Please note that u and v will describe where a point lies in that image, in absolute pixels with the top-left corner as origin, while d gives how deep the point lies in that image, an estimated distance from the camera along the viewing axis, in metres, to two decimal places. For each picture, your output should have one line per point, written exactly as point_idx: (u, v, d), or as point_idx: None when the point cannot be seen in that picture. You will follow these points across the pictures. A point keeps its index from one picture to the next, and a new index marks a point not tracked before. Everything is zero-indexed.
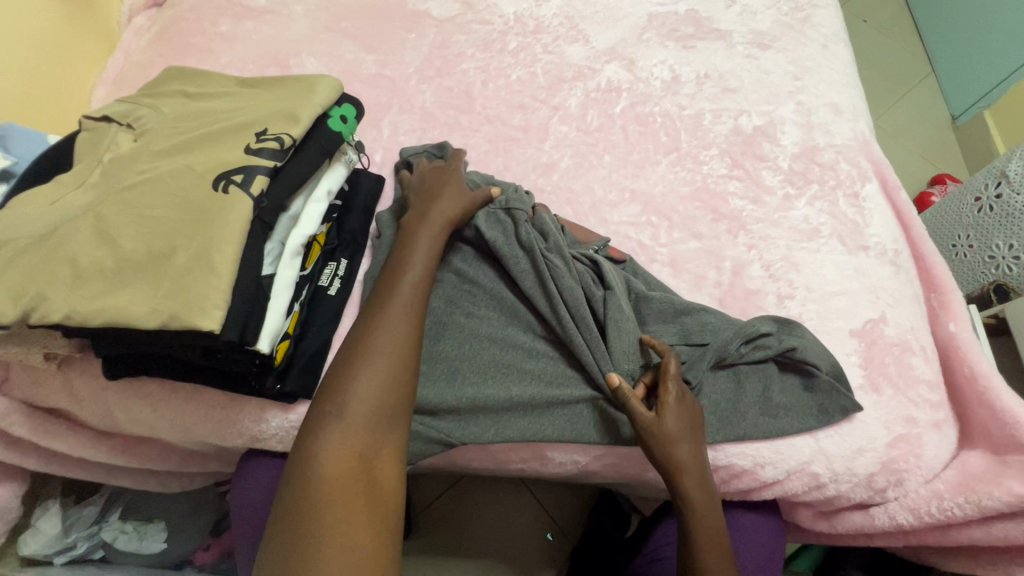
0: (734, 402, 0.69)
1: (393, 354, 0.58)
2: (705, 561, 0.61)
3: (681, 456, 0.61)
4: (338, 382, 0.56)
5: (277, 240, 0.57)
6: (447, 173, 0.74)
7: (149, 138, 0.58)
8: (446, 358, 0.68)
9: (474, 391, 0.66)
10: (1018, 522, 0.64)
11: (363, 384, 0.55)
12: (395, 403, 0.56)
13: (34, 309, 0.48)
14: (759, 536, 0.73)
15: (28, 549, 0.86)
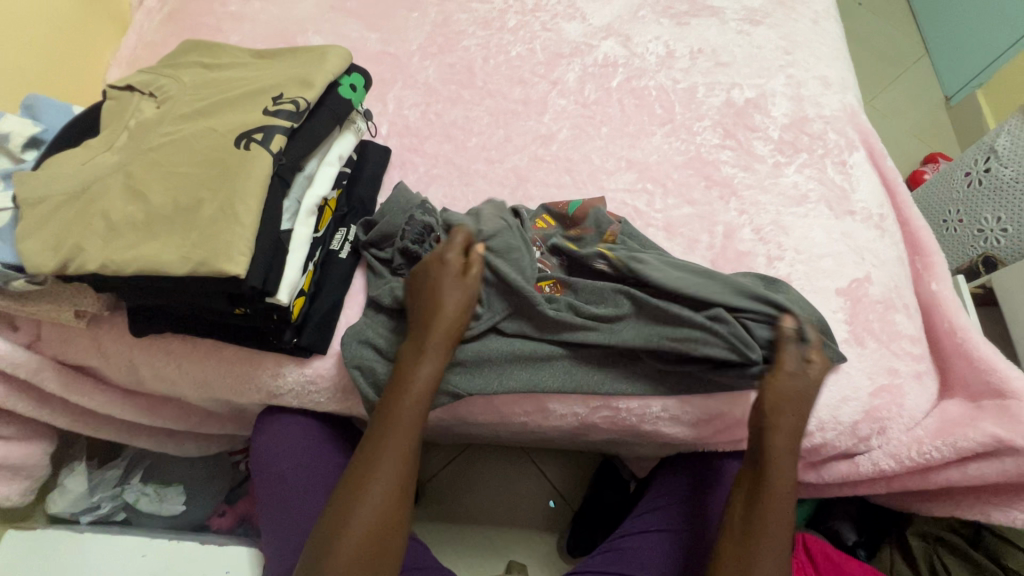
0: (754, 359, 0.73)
1: (395, 459, 0.61)
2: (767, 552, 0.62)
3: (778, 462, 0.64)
4: (344, 496, 0.59)
5: (293, 198, 0.61)
6: (437, 265, 0.67)
7: (170, 104, 0.61)
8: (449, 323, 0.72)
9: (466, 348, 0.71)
10: (992, 462, 0.68)
11: (371, 493, 0.59)
12: (392, 518, 0.59)
13: (72, 259, 0.52)
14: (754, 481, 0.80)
15: (57, 507, 0.92)
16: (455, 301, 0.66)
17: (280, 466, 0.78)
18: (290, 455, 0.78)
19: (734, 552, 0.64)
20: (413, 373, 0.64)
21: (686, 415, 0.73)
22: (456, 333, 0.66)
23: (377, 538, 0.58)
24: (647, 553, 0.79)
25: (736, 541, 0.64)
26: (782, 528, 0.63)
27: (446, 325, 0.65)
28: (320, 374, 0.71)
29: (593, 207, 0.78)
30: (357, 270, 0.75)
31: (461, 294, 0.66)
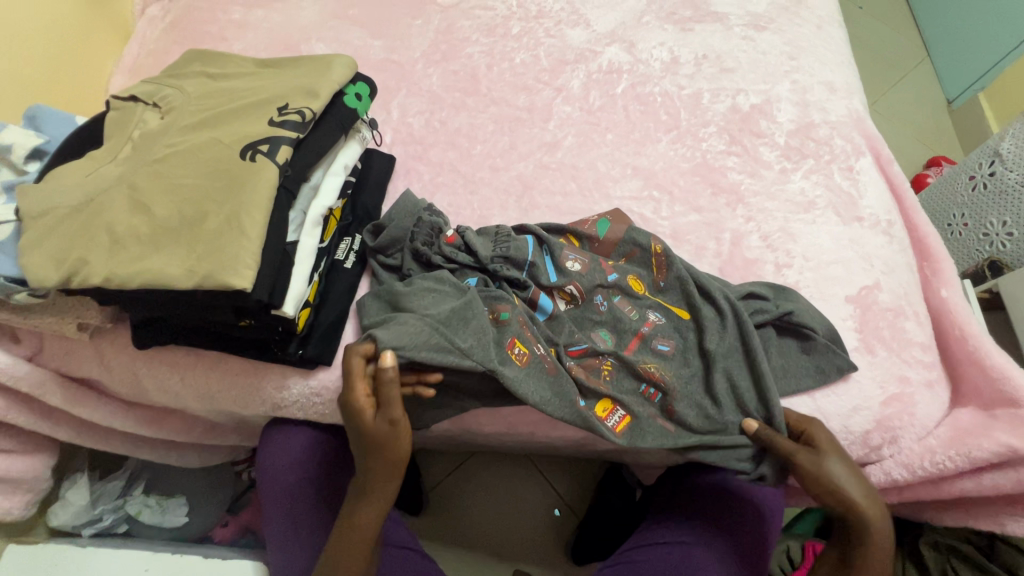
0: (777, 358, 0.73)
1: None
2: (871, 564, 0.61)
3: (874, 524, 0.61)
4: None
5: (299, 210, 0.60)
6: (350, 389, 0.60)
7: (174, 114, 0.61)
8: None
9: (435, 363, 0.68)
10: (1006, 472, 0.67)
11: None
12: None
13: (76, 273, 0.52)
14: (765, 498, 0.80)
15: (58, 520, 0.90)
16: (385, 435, 0.60)
17: (287, 478, 0.77)
18: (297, 467, 0.77)
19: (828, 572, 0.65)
20: (356, 518, 0.63)
21: None
22: (396, 471, 0.62)
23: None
24: (673, 562, 0.78)
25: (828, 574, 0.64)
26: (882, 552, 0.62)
27: (383, 464, 0.61)
28: (324, 386, 0.70)
29: (622, 229, 0.75)
30: (362, 279, 0.74)
31: (387, 427, 0.60)
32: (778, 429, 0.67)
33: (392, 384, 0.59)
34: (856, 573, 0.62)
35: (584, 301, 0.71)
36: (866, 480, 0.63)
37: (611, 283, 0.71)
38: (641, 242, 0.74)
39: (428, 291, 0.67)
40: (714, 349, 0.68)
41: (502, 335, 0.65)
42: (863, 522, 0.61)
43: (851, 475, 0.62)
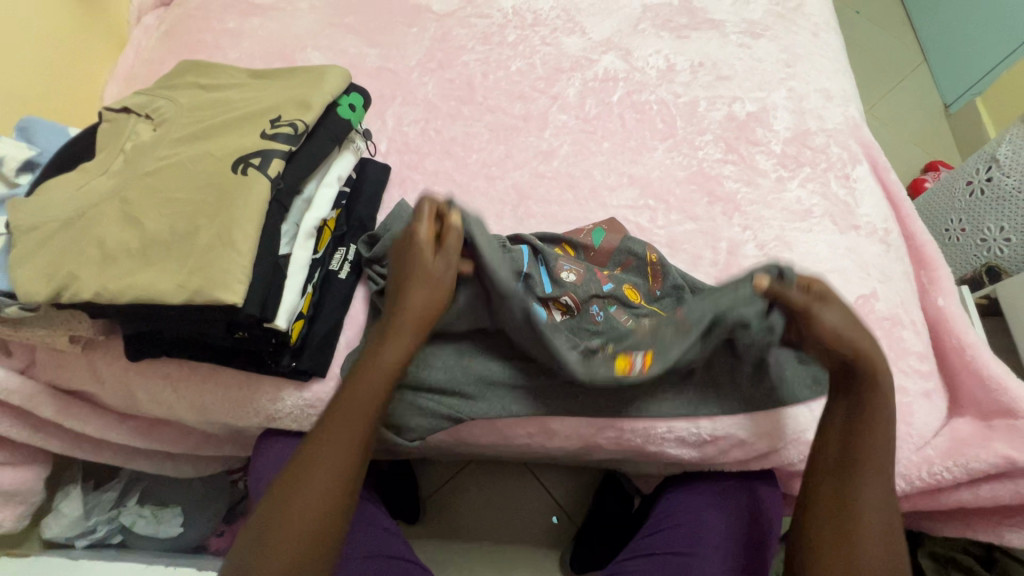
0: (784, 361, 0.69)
1: (331, 476, 0.56)
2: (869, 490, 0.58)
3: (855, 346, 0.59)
4: (270, 504, 0.56)
5: (292, 222, 0.60)
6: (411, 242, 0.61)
7: (167, 127, 0.60)
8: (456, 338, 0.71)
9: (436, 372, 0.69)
10: (1004, 483, 0.67)
11: (297, 518, 0.55)
12: (326, 532, 0.55)
13: (66, 287, 0.51)
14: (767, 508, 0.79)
15: (51, 531, 0.90)
16: (422, 288, 0.60)
17: None
18: None
19: (832, 515, 0.58)
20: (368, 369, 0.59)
21: (692, 436, 0.71)
22: (418, 334, 0.61)
23: (313, 549, 0.55)
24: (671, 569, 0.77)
25: (831, 498, 0.59)
26: (887, 457, 0.59)
27: (408, 317, 0.60)
28: (318, 399, 0.69)
29: (617, 238, 0.76)
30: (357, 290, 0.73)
31: (425, 292, 0.60)
32: (787, 281, 0.62)
33: (452, 245, 0.61)
34: (860, 466, 0.59)
35: (580, 311, 0.71)
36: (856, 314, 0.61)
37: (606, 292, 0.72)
38: (636, 250, 0.74)
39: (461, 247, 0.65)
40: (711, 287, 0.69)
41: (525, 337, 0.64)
42: (863, 350, 0.59)
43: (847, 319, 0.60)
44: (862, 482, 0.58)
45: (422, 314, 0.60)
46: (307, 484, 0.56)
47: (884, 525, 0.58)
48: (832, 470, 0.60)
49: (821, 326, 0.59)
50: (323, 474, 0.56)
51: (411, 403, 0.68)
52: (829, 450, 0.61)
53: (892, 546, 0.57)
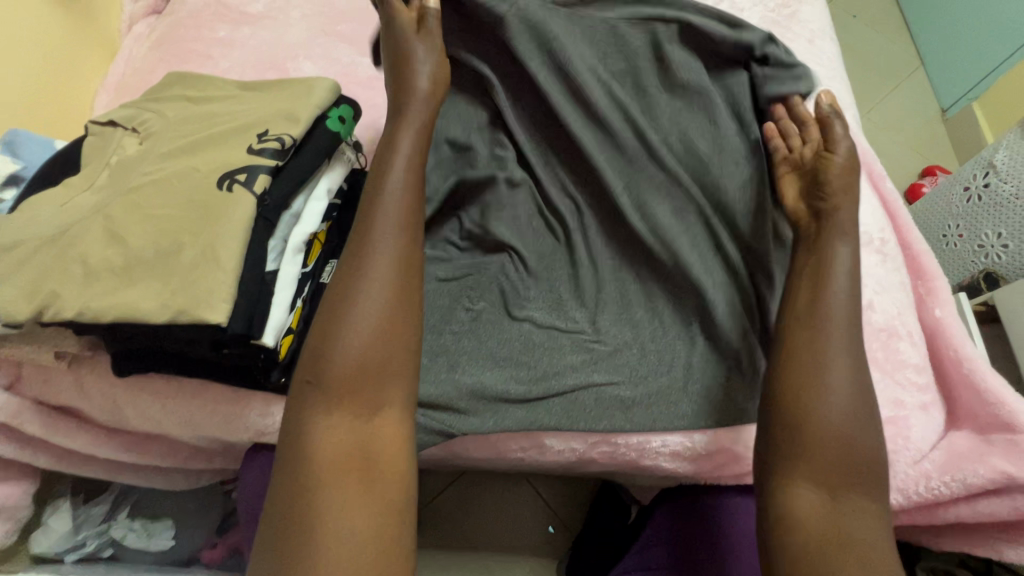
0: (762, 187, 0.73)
1: (383, 255, 0.57)
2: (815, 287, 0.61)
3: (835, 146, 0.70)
4: (319, 338, 0.54)
5: (279, 237, 0.59)
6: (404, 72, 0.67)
7: (153, 141, 0.60)
8: (464, 323, 0.73)
9: (429, 388, 0.68)
10: (1002, 499, 0.66)
11: (346, 350, 0.53)
12: (387, 358, 0.54)
13: (47, 306, 0.51)
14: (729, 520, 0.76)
15: (40, 546, 0.90)
16: (426, 69, 0.67)
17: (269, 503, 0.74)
18: None
19: (801, 375, 0.57)
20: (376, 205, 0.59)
21: (687, 451, 0.70)
22: (430, 110, 0.67)
23: (368, 380, 0.53)
24: None
25: (801, 326, 0.60)
26: (835, 274, 0.62)
27: (418, 97, 0.66)
28: None
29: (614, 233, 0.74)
30: None
31: (432, 51, 0.68)
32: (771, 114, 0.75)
33: (435, 36, 0.69)
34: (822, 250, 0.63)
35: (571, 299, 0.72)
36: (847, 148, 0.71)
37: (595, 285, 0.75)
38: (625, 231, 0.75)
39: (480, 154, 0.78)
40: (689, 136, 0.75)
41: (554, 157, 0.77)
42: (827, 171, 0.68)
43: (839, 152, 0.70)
44: (833, 227, 0.65)
45: (429, 90, 0.67)
46: (353, 313, 0.54)
47: (847, 355, 0.57)
48: (800, 320, 0.60)
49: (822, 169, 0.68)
50: (373, 296, 0.55)
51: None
52: (788, 318, 0.61)
53: (867, 400, 0.56)
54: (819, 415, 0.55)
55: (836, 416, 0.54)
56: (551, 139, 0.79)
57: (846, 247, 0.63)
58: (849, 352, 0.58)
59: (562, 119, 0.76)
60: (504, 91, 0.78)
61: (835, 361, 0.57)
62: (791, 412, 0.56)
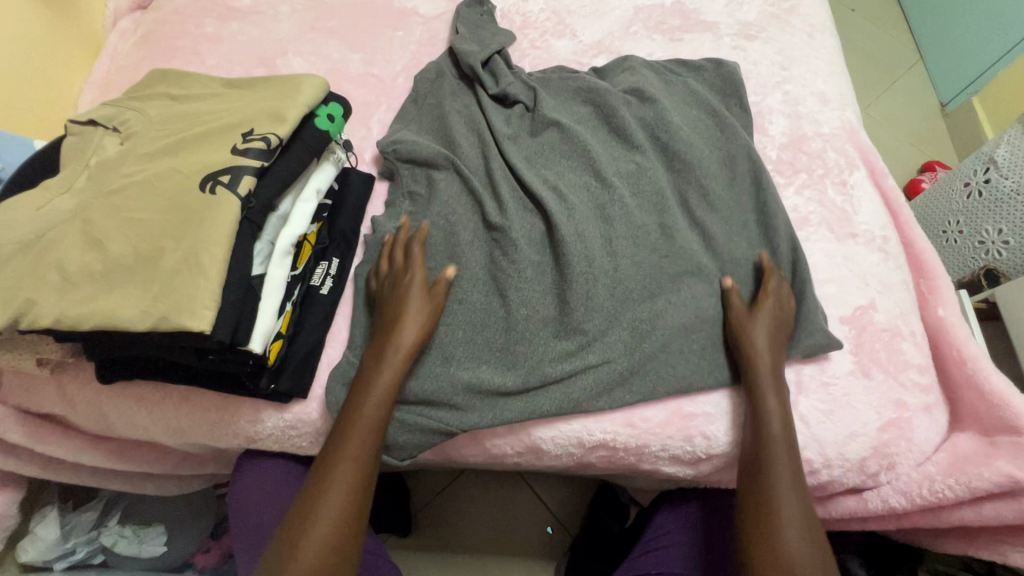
0: (728, 178, 0.80)
1: (363, 445, 0.59)
2: (771, 431, 0.62)
3: (757, 343, 0.67)
4: (298, 512, 0.56)
5: (266, 240, 0.57)
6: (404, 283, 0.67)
7: (134, 141, 0.58)
8: (454, 315, 0.71)
9: (425, 383, 0.68)
10: (1008, 502, 0.65)
11: (318, 529, 0.54)
12: (352, 535, 0.56)
13: (24, 314, 0.49)
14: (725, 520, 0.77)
15: (27, 556, 0.86)
16: (422, 321, 0.66)
17: (260, 513, 0.73)
18: (269, 501, 0.73)
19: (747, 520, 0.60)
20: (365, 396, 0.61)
21: (687, 454, 0.69)
22: (409, 358, 0.64)
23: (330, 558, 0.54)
24: None
25: (746, 469, 0.63)
26: (784, 421, 0.63)
27: (405, 343, 0.64)
28: (300, 420, 0.67)
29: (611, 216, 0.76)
30: (341, 306, 0.71)
31: (425, 311, 0.66)
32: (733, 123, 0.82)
33: (440, 299, 0.68)
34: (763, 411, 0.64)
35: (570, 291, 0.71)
36: (779, 341, 0.68)
37: (592, 268, 0.72)
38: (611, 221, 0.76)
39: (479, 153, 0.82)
40: (667, 144, 0.82)
41: (544, 152, 0.83)
42: (755, 351, 0.67)
43: (766, 335, 0.68)
44: (761, 390, 0.65)
45: (419, 335, 0.65)
46: (332, 493, 0.56)
47: (800, 492, 0.60)
48: (745, 465, 0.63)
49: (737, 330, 0.69)
50: (352, 456, 0.58)
51: (397, 422, 0.67)
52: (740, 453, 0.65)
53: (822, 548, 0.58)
54: (783, 550, 0.57)
55: (802, 552, 0.56)
56: (537, 144, 0.83)
57: (773, 403, 0.64)
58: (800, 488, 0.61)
59: (555, 126, 0.83)
60: (493, 112, 0.85)
61: (793, 501, 0.59)
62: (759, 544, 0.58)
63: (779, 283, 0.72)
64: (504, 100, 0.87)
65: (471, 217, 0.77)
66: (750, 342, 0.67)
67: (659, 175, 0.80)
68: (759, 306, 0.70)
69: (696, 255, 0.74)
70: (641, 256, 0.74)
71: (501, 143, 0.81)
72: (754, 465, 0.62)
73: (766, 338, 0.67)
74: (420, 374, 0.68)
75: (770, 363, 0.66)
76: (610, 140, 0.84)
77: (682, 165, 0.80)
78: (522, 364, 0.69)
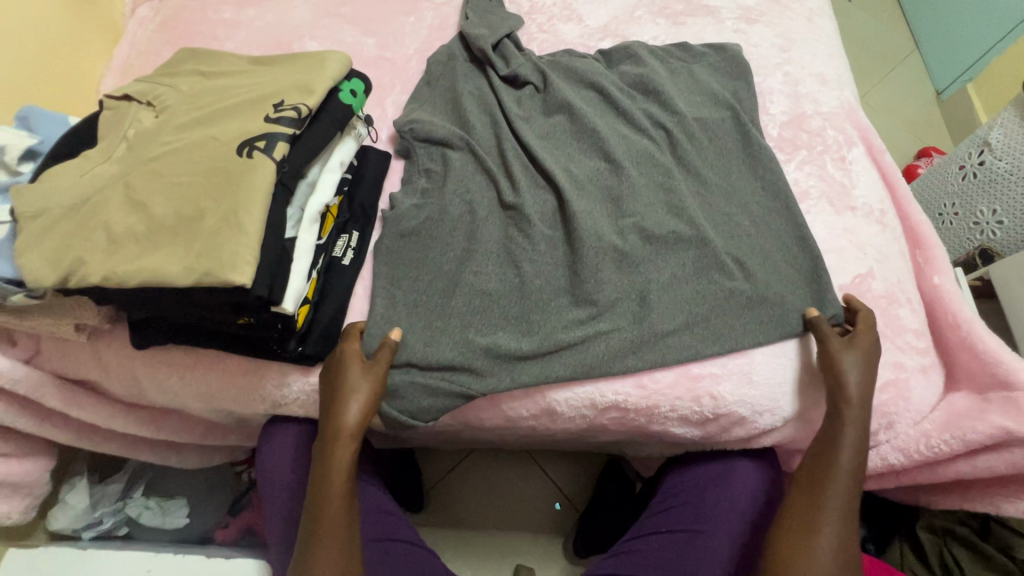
0: (725, 163, 0.83)
1: (332, 525, 0.62)
2: (840, 456, 0.64)
3: (848, 375, 0.66)
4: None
5: (297, 206, 0.60)
6: (339, 368, 0.66)
7: (169, 113, 0.61)
8: (472, 285, 0.73)
9: (445, 350, 0.70)
10: (1000, 454, 0.68)
11: None
12: None
13: (73, 272, 0.52)
14: (736, 482, 0.80)
15: (59, 523, 0.89)
16: (361, 398, 0.65)
17: (288, 475, 0.77)
18: (296, 464, 0.77)
19: (793, 526, 0.63)
20: (324, 481, 0.63)
21: (695, 415, 0.72)
22: (356, 435, 0.64)
23: None
24: (677, 551, 0.77)
25: (807, 485, 0.65)
26: (856, 456, 0.64)
27: (347, 423, 0.64)
28: None
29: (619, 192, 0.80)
30: (361, 277, 0.75)
31: (363, 387, 0.65)
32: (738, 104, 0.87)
33: (378, 370, 0.66)
34: (840, 437, 0.65)
35: (583, 261, 0.74)
36: (872, 373, 0.67)
37: (600, 241, 0.75)
38: (619, 199, 0.79)
39: (491, 132, 0.85)
40: (671, 126, 0.85)
41: (556, 133, 0.86)
42: (846, 383, 0.66)
43: (858, 363, 0.67)
44: (847, 419, 0.65)
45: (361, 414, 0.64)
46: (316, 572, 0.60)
47: (848, 506, 0.63)
48: (806, 480, 0.65)
49: (827, 353, 0.68)
50: (328, 537, 0.61)
51: (421, 386, 0.70)
52: (802, 468, 0.67)
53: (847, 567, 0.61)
54: (811, 551, 0.61)
55: (824, 559, 0.61)
56: (548, 125, 0.86)
57: (851, 434, 0.64)
58: (849, 507, 0.63)
59: (566, 105, 0.86)
60: (506, 94, 0.88)
61: (836, 515, 0.62)
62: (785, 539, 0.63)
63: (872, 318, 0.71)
64: (516, 84, 0.90)
65: (485, 192, 0.80)
66: (842, 369, 0.66)
67: (665, 157, 0.83)
68: (856, 338, 0.68)
69: (701, 228, 0.76)
70: (649, 230, 0.77)
71: (514, 124, 0.84)
72: (814, 470, 0.65)
73: (859, 372, 0.66)
74: (440, 348, 0.70)
75: (863, 403, 0.65)
76: (619, 122, 0.87)
77: (684, 151, 0.83)
78: (540, 332, 0.72)
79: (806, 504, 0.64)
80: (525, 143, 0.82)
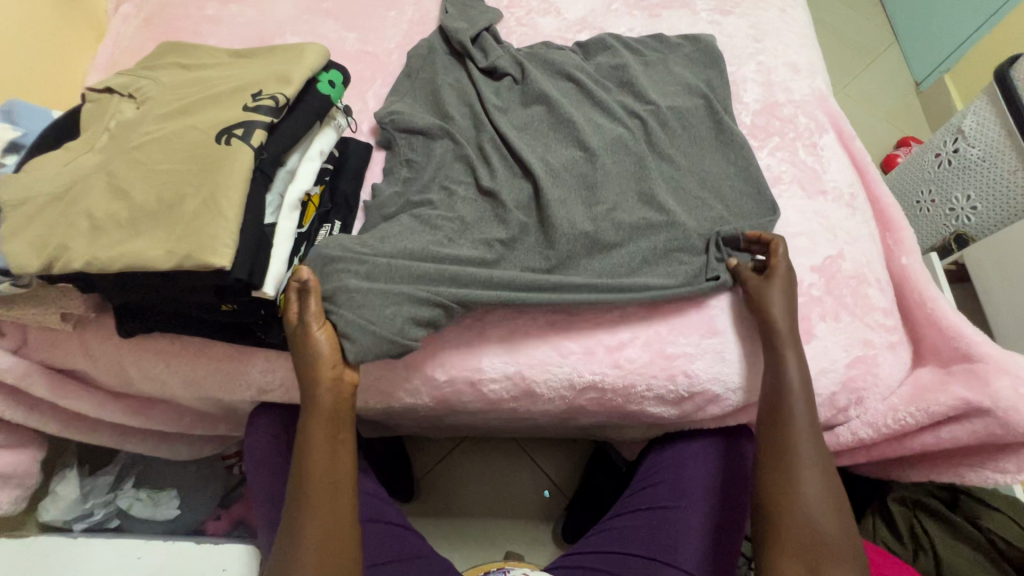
0: (698, 147, 0.86)
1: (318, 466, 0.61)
2: (792, 405, 0.66)
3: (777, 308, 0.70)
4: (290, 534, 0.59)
5: (276, 193, 0.62)
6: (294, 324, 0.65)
7: (150, 105, 0.62)
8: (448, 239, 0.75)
9: (418, 267, 0.70)
10: (962, 424, 0.72)
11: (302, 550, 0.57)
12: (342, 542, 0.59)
13: (57, 258, 0.53)
14: (706, 462, 0.83)
15: (50, 514, 0.91)
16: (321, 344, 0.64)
17: (275, 460, 0.78)
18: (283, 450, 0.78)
19: (773, 476, 0.64)
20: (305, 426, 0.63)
21: (670, 393, 0.74)
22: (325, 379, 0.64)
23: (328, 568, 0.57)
24: (658, 525, 0.79)
25: (770, 436, 0.67)
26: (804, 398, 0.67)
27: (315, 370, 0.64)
28: None
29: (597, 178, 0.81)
30: None
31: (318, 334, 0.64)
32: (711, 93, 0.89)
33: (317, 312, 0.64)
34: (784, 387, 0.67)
35: (559, 246, 0.76)
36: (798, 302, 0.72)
37: (576, 228, 0.77)
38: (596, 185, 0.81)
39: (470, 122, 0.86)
40: (647, 116, 0.87)
41: (533, 123, 0.87)
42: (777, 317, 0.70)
43: (785, 297, 0.71)
44: (785, 359, 0.69)
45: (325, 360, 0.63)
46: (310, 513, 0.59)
47: (816, 449, 0.65)
48: (768, 435, 0.67)
49: (758, 293, 0.72)
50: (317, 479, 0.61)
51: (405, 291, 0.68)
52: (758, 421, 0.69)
53: (839, 503, 0.62)
54: (796, 499, 0.62)
55: (810, 500, 0.62)
56: (526, 116, 0.88)
57: (792, 353, 0.68)
58: (818, 448, 0.65)
59: (543, 96, 0.88)
60: (483, 85, 0.90)
61: (811, 459, 0.64)
62: (779, 497, 0.63)
63: (781, 248, 0.74)
64: (495, 76, 0.92)
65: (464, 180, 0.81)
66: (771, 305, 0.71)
67: (640, 147, 0.84)
68: (772, 270, 0.73)
69: (672, 213, 0.79)
70: (622, 216, 0.78)
71: (491, 116, 0.85)
72: (773, 424, 0.67)
73: (785, 302, 0.71)
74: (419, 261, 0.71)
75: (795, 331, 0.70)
76: (595, 108, 0.89)
77: (658, 139, 0.85)
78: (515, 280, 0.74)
79: (779, 460, 0.65)
80: (502, 134, 0.84)
